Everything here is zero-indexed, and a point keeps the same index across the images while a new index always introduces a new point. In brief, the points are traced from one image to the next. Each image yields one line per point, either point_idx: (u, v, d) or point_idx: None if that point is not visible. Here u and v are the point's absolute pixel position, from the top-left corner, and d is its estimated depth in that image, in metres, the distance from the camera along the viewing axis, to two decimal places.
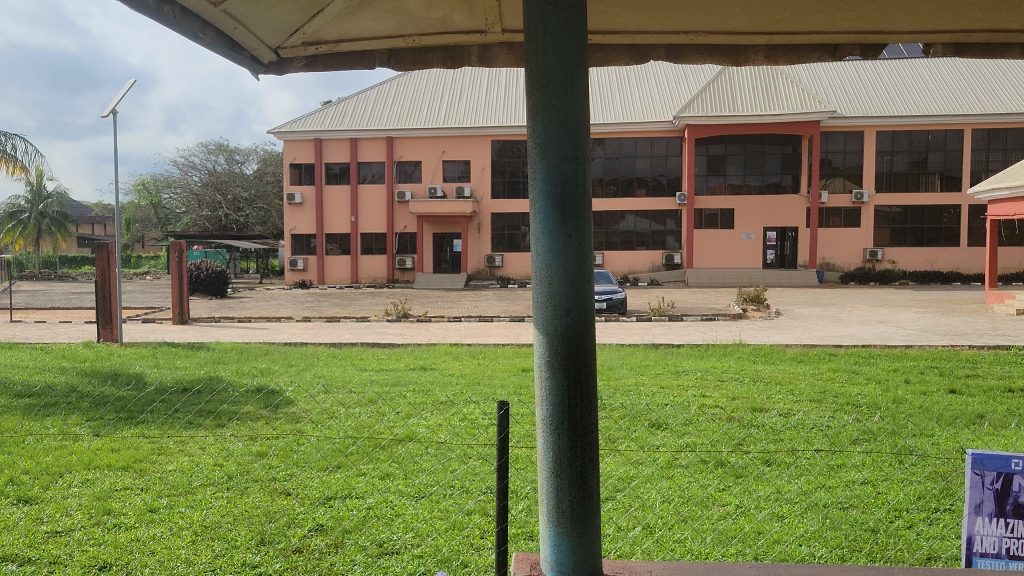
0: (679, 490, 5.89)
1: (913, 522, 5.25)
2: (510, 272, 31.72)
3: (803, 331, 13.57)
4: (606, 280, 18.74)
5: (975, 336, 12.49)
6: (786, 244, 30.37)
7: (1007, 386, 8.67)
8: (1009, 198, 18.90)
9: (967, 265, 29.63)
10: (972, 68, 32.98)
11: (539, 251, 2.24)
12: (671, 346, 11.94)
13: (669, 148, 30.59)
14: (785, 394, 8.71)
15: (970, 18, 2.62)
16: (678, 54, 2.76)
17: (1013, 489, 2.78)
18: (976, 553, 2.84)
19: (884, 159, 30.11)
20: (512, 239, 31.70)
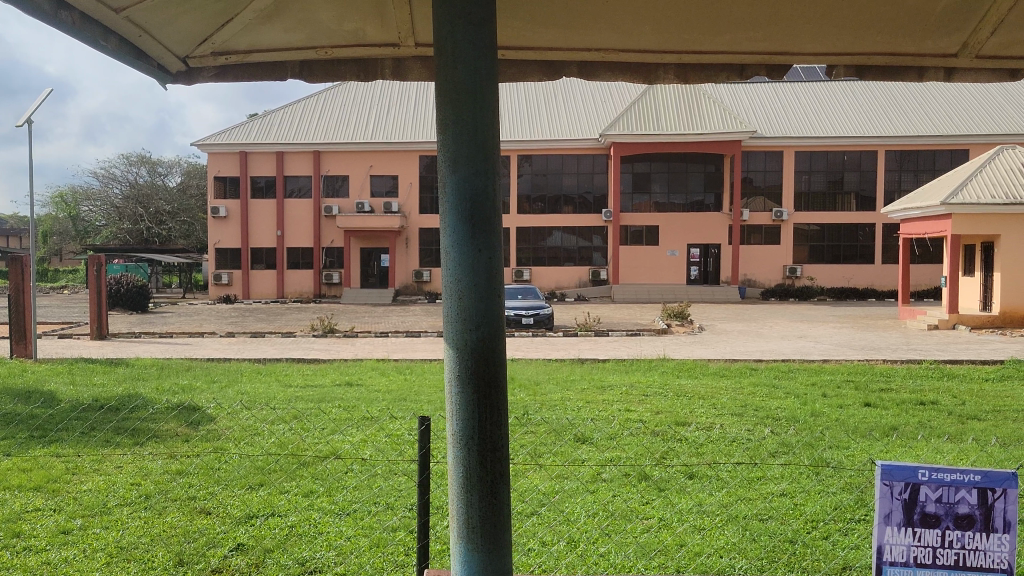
0: (603, 504, 5.93)
1: (831, 533, 5.36)
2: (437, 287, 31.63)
3: (726, 346, 13.81)
4: (534, 296, 18.82)
5: (889, 351, 12.88)
6: (710, 261, 31.11)
7: (918, 399, 8.94)
8: (921, 217, 19.51)
9: (881, 282, 30.43)
10: (885, 93, 34.07)
11: (449, 264, 2.24)
12: (596, 361, 12.05)
13: (596, 165, 30.91)
14: (708, 409, 8.84)
15: (871, 40, 2.70)
16: (590, 71, 2.78)
17: (920, 499, 2.73)
18: (886, 562, 2.77)
19: (803, 178, 31.00)
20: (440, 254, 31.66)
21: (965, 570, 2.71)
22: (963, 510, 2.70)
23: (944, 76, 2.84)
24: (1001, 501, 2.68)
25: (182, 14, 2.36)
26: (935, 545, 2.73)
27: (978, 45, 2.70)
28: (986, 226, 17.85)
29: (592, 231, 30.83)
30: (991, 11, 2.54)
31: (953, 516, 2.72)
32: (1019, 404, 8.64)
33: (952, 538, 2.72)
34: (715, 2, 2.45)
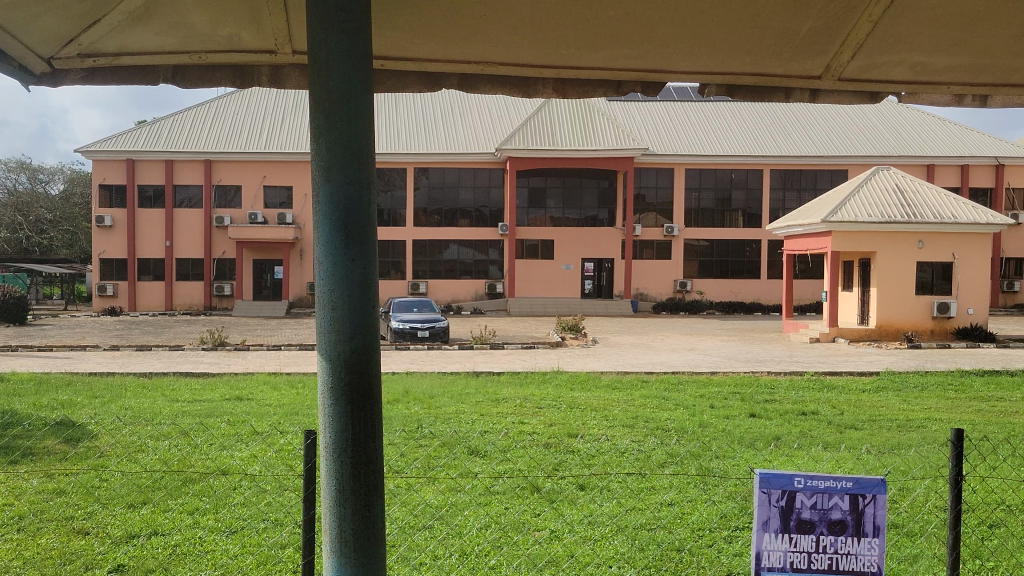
0: (495, 517, 5.93)
1: (717, 540, 5.48)
2: None
3: (618, 359, 14.05)
4: (429, 308, 18.77)
5: (774, 363, 13.30)
6: (603, 275, 31.44)
7: (801, 410, 9.24)
8: (803, 234, 20.26)
9: (767, 296, 31.48)
10: (769, 114, 35.25)
11: (322, 276, 2.21)
12: (491, 373, 12.10)
13: (492, 179, 31.10)
14: (600, 420, 8.96)
15: (740, 60, 2.80)
16: (469, 85, 2.79)
17: (796, 506, 2.89)
18: (764, 567, 2.92)
19: (692, 195, 31.77)
20: None
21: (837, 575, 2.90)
22: (836, 516, 2.88)
23: (810, 97, 2.96)
24: (870, 506, 2.88)
25: (46, 12, 2.29)
26: (810, 549, 2.90)
27: (839, 67, 2.82)
28: (864, 243, 18.57)
29: (488, 244, 30.94)
30: (852, 34, 2.66)
31: (826, 522, 2.90)
32: (893, 413, 9.00)
33: (826, 543, 2.90)
34: (587, 17, 2.50)
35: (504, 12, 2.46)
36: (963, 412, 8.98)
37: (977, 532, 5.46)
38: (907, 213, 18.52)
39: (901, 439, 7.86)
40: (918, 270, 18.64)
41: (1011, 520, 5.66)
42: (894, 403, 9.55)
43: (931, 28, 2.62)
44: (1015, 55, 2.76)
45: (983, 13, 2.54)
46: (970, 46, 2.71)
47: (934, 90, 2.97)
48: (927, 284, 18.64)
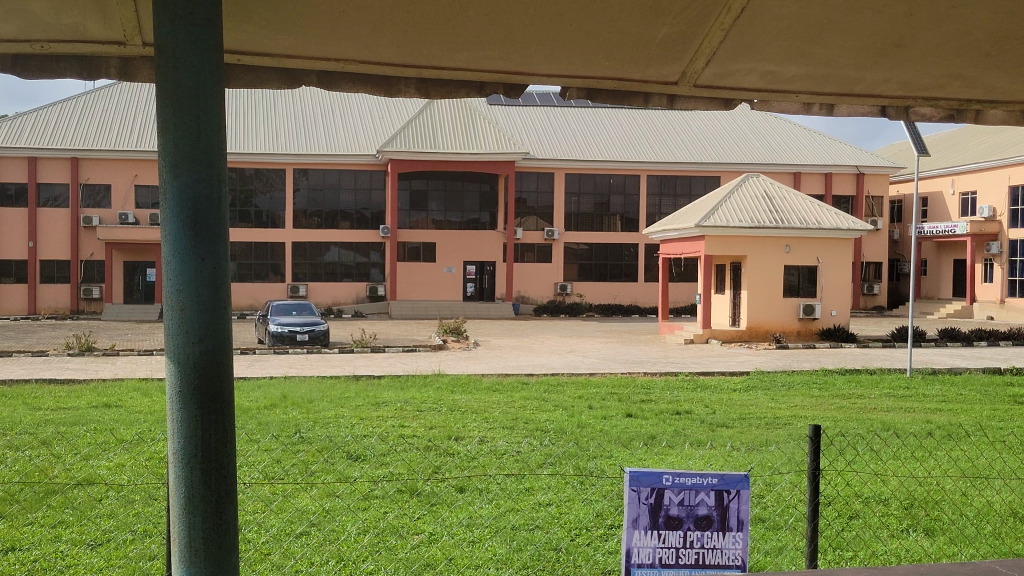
0: (376, 522, 5.85)
1: (593, 539, 5.56)
2: None
3: (498, 361, 14.12)
4: (310, 311, 18.46)
5: (649, 364, 13.59)
6: (485, 278, 31.66)
7: (675, 409, 9.48)
8: (677, 238, 20.77)
9: (644, 299, 32.27)
10: (646, 121, 36.05)
11: (169, 275, 2.12)
12: (371, 377, 11.98)
13: (373, 181, 30.76)
14: (480, 422, 8.99)
15: (600, 66, 2.86)
16: (329, 82, 2.78)
17: (664, 503, 2.99)
18: (634, 564, 3.00)
19: (572, 200, 32.22)
20: None
21: (703, 569, 3.00)
22: (702, 511, 3.00)
23: (667, 102, 3.06)
24: (735, 501, 3.01)
25: None
26: (677, 545, 3.00)
27: (695, 74, 2.91)
28: (736, 247, 19.13)
29: (370, 246, 30.68)
30: (705, 43, 2.75)
31: (693, 517, 3.00)
32: (761, 411, 9.34)
33: (693, 538, 3.00)
34: (446, 17, 2.51)
35: (361, 12, 2.44)
36: (826, 409, 9.38)
37: (836, 523, 5.72)
38: (775, 219, 19.21)
39: (769, 436, 8.15)
40: (786, 273, 19.37)
41: (868, 511, 5.94)
42: (763, 402, 9.90)
43: (780, 39, 2.73)
44: (858, 67, 2.91)
45: (827, 26, 2.66)
46: (817, 57, 2.85)
47: (784, 98, 3.13)
48: (795, 287, 19.41)
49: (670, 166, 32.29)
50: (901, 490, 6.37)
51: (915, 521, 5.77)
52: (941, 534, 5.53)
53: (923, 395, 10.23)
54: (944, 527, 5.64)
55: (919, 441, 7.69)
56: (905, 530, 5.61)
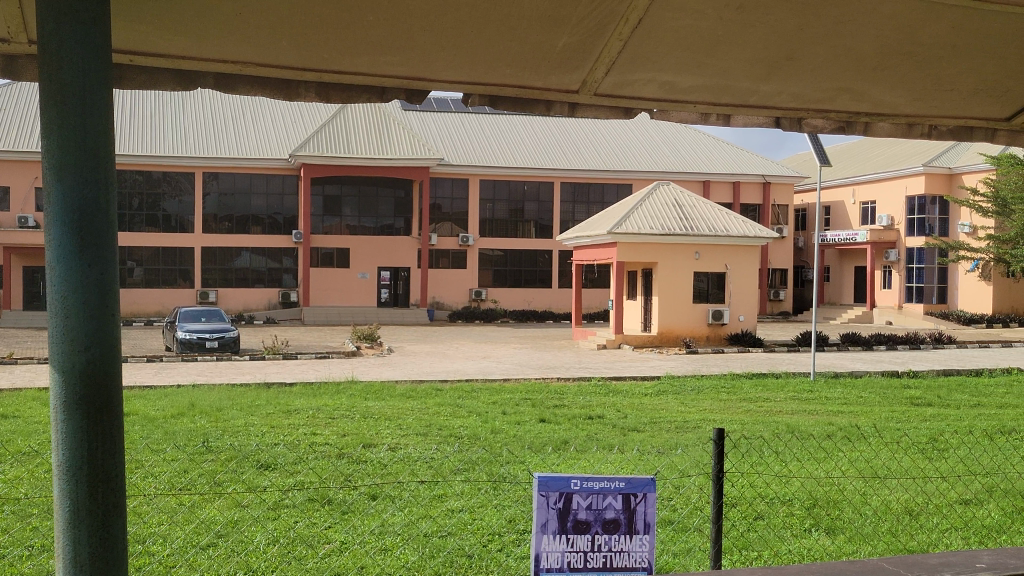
0: (286, 531, 5.76)
1: (504, 545, 5.57)
2: None
3: (412, 367, 14.05)
4: (219, 317, 18.10)
5: (563, 369, 13.70)
6: (399, 283, 31.39)
7: (587, 414, 9.58)
8: (590, 245, 20.98)
9: (559, 305, 32.52)
10: (560, 128, 36.38)
11: (52, 282, 2.05)
12: (283, 384, 11.79)
13: (286, 186, 30.29)
14: (392, 429, 8.93)
15: (501, 72, 2.88)
16: (227, 84, 2.73)
17: (572, 507, 3.02)
18: (542, 568, 3.02)
19: (486, 207, 32.32)
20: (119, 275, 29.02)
21: (611, 571, 3.05)
22: (610, 514, 3.04)
23: (568, 110, 3.10)
24: (642, 504, 3.05)
25: None
26: (585, 549, 3.04)
27: (595, 83, 2.95)
28: (646, 253, 19.40)
29: (282, 252, 30.19)
30: (604, 53, 2.78)
31: (601, 521, 3.04)
32: (671, 415, 9.52)
33: (601, 542, 3.04)
34: (347, 24, 2.50)
35: (257, 16, 2.41)
36: (733, 413, 9.60)
37: (742, 524, 5.84)
38: (685, 226, 19.56)
39: (678, 440, 8.30)
40: (695, 279, 19.73)
41: (773, 512, 6.08)
42: (672, 406, 10.08)
43: (677, 50, 2.78)
44: (753, 78, 2.99)
45: (721, 38, 2.72)
46: (713, 68, 2.91)
47: (683, 109, 3.19)
48: (704, 293, 19.81)
49: (583, 174, 32.67)
50: (803, 491, 6.54)
51: (817, 520, 5.94)
52: (842, 533, 5.70)
53: (825, 398, 10.55)
54: (844, 526, 5.81)
55: (821, 442, 7.93)
56: (808, 530, 5.75)
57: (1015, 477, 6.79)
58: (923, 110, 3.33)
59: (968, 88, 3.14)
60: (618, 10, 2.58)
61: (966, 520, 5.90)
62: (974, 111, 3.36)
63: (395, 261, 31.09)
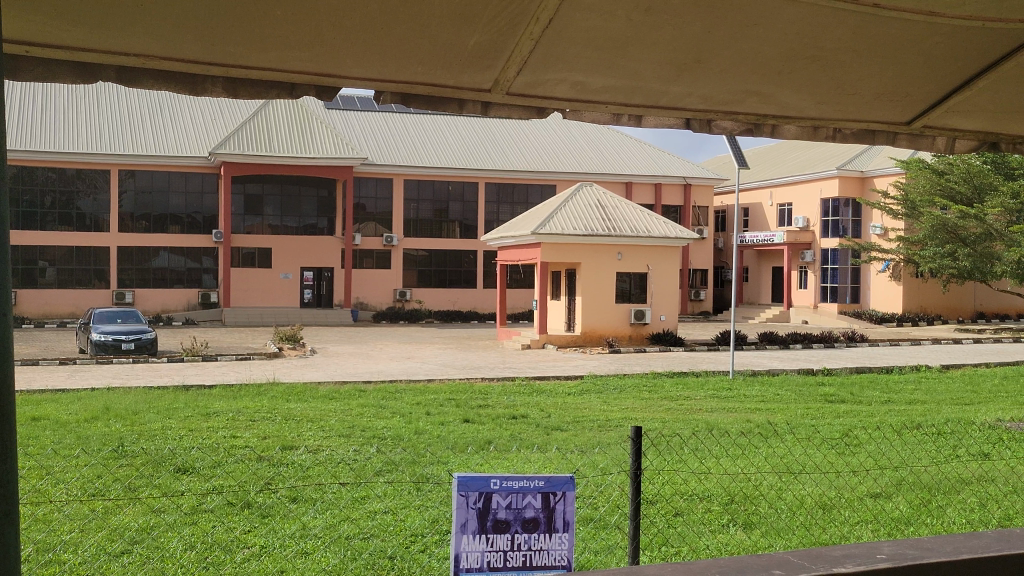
0: (203, 536, 5.65)
1: (425, 545, 5.55)
2: (23, 311, 27.75)
3: (336, 368, 13.91)
4: (135, 318, 17.67)
5: (487, 369, 13.70)
6: (322, 284, 31.04)
7: (512, 413, 9.61)
8: (514, 245, 21.02)
9: (484, 305, 32.54)
10: (486, 129, 36.40)
11: None
12: (202, 387, 11.55)
13: (205, 184, 29.74)
14: (314, 431, 8.82)
15: (412, 70, 2.87)
16: (130, 78, 2.67)
17: (492, 507, 3.02)
18: (462, 569, 3.02)
19: (410, 207, 32.20)
20: (28, 274, 27.85)
21: (530, 570, 3.06)
22: (529, 513, 3.05)
23: (481, 109, 3.10)
24: (561, 503, 3.07)
25: None
26: (505, 548, 3.04)
27: (508, 82, 2.96)
28: (570, 254, 19.50)
29: (202, 251, 29.60)
30: (515, 53, 2.79)
31: (521, 520, 3.05)
32: (594, 414, 9.57)
33: (520, 541, 3.05)
34: (252, 18, 2.45)
35: (159, 11, 2.36)
36: (654, 411, 9.72)
37: (661, 521, 5.92)
38: (607, 227, 19.76)
39: (601, 438, 8.37)
40: (618, 280, 19.95)
41: (692, 508, 6.18)
42: (595, 405, 10.16)
43: (588, 50, 2.80)
44: (663, 80, 3.03)
45: (630, 39, 2.75)
46: (623, 69, 2.94)
47: (594, 109, 3.23)
48: (626, 293, 20.05)
49: (506, 175, 32.82)
50: (722, 487, 6.66)
51: (735, 515, 6.05)
52: (758, 527, 5.82)
53: (743, 396, 10.75)
54: (761, 520, 5.93)
55: (742, 439, 8.08)
56: (726, 526, 5.85)
57: (921, 470, 7.04)
58: (828, 113, 3.42)
59: (871, 91, 3.23)
60: (529, 10, 2.58)
61: (876, 512, 6.08)
62: (876, 114, 3.47)
63: (318, 261, 30.74)
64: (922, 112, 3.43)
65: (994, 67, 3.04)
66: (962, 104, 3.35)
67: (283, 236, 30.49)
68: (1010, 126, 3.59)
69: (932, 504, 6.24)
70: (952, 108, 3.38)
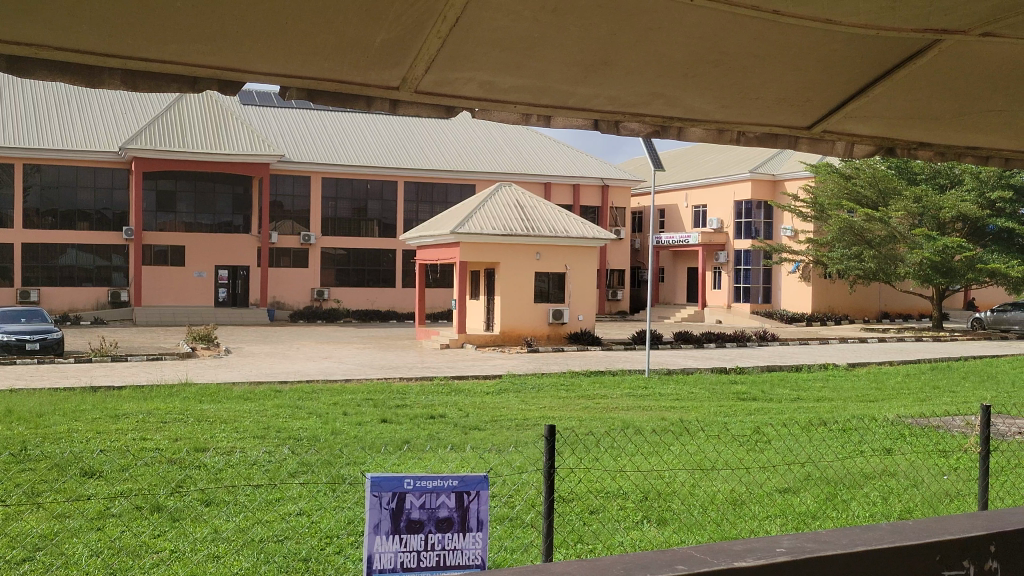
0: (110, 542, 5.50)
1: (341, 547, 5.49)
2: None
3: (251, 369, 13.67)
4: (40, 317, 17.08)
5: (404, 369, 13.63)
6: (238, 283, 30.71)
7: (429, 413, 9.59)
8: (433, 245, 20.99)
9: (402, 304, 32.37)
10: (407, 127, 36.22)
11: None
12: (110, 388, 11.22)
13: (115, 180, 28.96)
14: (228, 433, 8.65)
15: (318, 66, 2.84)
16: (22, 68, 2.59)
17: (405, 507, 3.01)
18: (374, 570, 2.99)
19: (328, 205, 31.86)
20: None
21: (443, 570, 3.05)
22: (443, 513, 3.04)
23: (388, 107, 3.11)
24: (474, 502, 3.07)
25: None
26: (419, 549, 3.03)
27: (415, 80, 2.96)
28: (489, 254, 19.50)
29: (112, 249, 28.80)
30: (422, 52, 2.78)
31: (434, 520, 3.04)
32: (512, 414, 9.58)
33: (434, 541, 3.04)
34: (149, 10, 2.39)
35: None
36: (572, 410, 9.79)
37: (577, 518, 5.96)
38: (526, 227, 19.83)
39: (518, 437, 8.40)
40: (536, 279, 20.05)
41: (607, 505, 6.24)
42: (514, 404, 10.19)
43: (495, 50, 2.81)
44: (570, 81, 3.06)
45: (537, 39, 2.76)
46: (530, 70, 2.96)
47: (503, 109, 3.26)
48: (545, 292, 20.17)
49: (426, 174, 32.74)
50: (638, 484, 6.73)
51: (648, 512, 6.12)
52: (672, 523, 5.90)
53: (658, 394, 10.92)
54: (674, 516, 6.02)
55: (656, 437, 8.21)
56: (640, 522, 5.92)
57: (827, 466, 7.24)
58: (732, 117, 3.50)
59: (772, 96, 3.31)
60: (436, 9, 2.57)
61: (786, 508, 6.23)
62: (778, 118, 3.55)
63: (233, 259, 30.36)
64: (821, 117, 3.53)
65: (888, 74, 3.13)
66: (859, 110, 3.45)
67: (197, 234, 29.88)
68: (905, 131, 3.72)
69: (837, 499, 6.42)
70: (849, 113, 3.49)
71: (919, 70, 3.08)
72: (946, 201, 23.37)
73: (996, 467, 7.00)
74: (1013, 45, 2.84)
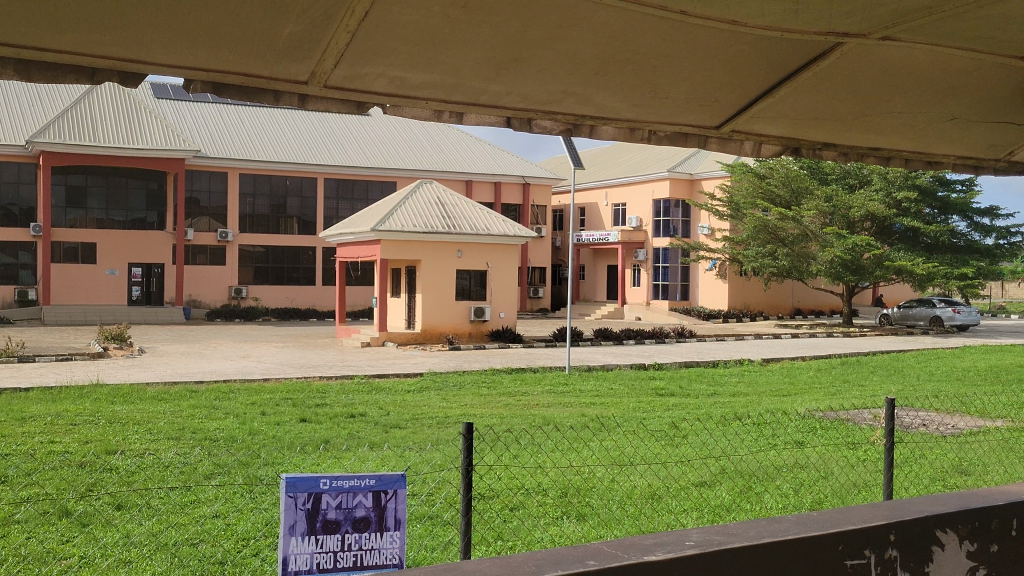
0: (14, 548, 5.32)
1: (258, 548, 5.41)
2: None
3: (166, 369, 13.36)
4: None
5: (324, 368, 13.46)
6: (152, 281, 30.02)
7: (349, 411, 9.50)
8: (353, 242, 20.80)
9: (322, 302, 32.04)
10: (328, 124, 35.79)
11: None
12: (16, 390, 10.85)
13: (22, 174, 28.01)
14: (141, 435, 8.43)
15: (223, 59, 2.78)
16: None
17: (321, 508, 2.96)
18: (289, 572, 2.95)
19: (246, 201, 31.34)
20: None
21: (360, 570, 3.02)
22: (359, 513, 3.01)
23: (298, 101, 3.06)
24: (391, 501, 3.05)
25: None
26: (334, 549, 2.99)
27: (324, 74, 2.93)
28: (410, 251, 19.40)
29: (19, 246, 27.84)
30: (331, 45, 2.74)
31: (351, 520, 3.01)
32: (433, 412, 9.54)
33: (350, 541, 3.01)
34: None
35: None
36: (492, 407, 9.80)
37: (498, 515, 5.97)
38: (447, 224, 19.77)
39: (438, 436, 8.35)
40: (457, 277, 20.04)
41: (528, 502, 6.25)
42: (435, 402, 10.16)
43: (404, 45, 2.79)
44: (481, 78, 3.07)
45: (446, 35, 2.74)
46: (440, 66, 2.96)
47: (414, 104, 3.25)
48: (466, 290, 20.17)
49: (347, 170, 32.44)
50: (558, 480, 6.76)
51: (568, 507, 6.16)
52: (591, 519, 5.95)
53: (578, 391, 11.00)
54: (593, 511, 6.09)
55: (576, 432, 8.30)
56: (560, 517, 5.95)
57: (741, 460, 7.40)
58: (643, 116, 3.55)
59: (681, 96, 3.37)
60: (343, 3, 2.54)
61: (702, 501, 6.34)
62: (688, 117, 3.61)
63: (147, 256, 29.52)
64: (729, 116, 3.60)
65: (793, 76, 3.21)
66: (766, 110, 3.53)
67: (110, 230, 29.05)
68: (810, 132, 3.82)
69: (751, 491, 6.58)
70: (755, 113, 3.56)
71: (823, 71, 3.16)
72: (856, 200, 24.02)
73: (901, 458, 7.24)
74: (912, 49, 2.93)
